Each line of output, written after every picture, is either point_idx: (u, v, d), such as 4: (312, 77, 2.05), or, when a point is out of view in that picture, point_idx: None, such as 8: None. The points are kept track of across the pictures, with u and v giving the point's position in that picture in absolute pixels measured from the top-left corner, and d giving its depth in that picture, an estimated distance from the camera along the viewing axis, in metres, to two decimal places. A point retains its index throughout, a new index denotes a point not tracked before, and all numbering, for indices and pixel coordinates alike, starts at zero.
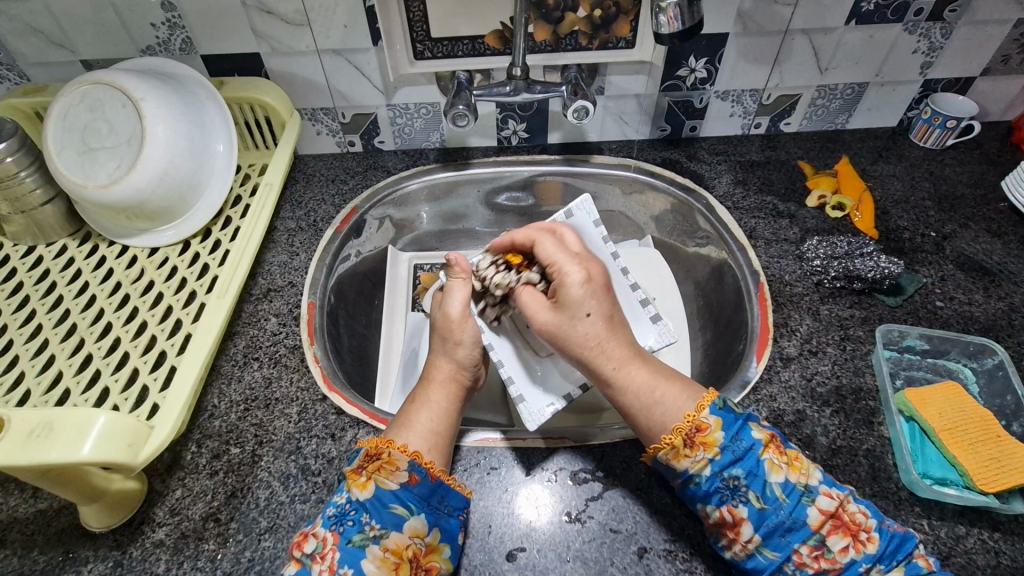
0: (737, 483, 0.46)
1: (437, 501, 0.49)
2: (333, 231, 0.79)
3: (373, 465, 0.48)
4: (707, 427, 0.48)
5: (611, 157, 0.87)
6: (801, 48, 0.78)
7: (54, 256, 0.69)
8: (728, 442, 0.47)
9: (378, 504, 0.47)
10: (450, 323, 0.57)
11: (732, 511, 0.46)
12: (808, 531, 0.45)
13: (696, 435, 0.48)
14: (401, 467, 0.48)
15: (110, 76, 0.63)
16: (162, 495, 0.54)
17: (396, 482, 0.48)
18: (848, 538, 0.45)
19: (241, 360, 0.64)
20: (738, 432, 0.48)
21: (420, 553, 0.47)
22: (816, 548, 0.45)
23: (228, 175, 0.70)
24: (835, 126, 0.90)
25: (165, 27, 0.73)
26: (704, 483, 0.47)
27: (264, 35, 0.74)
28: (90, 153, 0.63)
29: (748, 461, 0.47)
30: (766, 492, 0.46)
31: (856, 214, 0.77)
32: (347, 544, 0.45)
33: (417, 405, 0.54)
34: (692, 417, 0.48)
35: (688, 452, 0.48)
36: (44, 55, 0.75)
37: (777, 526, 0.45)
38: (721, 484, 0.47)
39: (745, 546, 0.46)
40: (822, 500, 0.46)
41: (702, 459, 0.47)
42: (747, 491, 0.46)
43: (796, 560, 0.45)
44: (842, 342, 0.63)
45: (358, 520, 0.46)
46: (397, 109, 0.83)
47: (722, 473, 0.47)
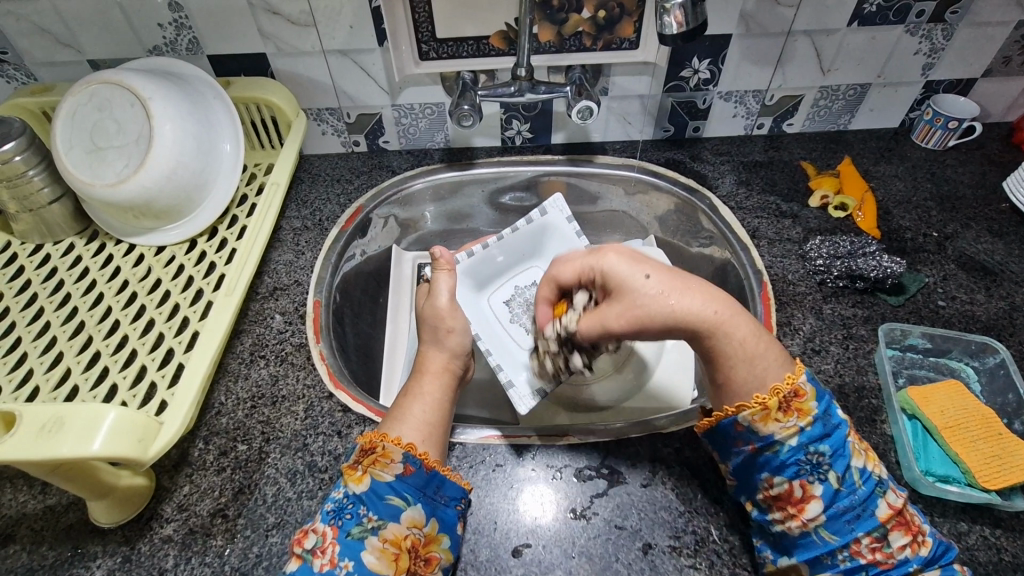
0: (821, 459, 0.46)
1: (434, 492, 0.50)
2: (338, 230, 0.79)
3: (368, 459, 0.49)
4: (805, 394, 0.47)
5: (614, 157, 0.88)
6: (803, 49, 0.79)
7: (61, 254, 0.70)
8: (821, 415, 0.47)
9: (374, 496, 0.48)
10: (441, 313, 0.62)
11: (805, 486, 0.46)
12: (874, 522, 0.46)
13: (793, 400, 0.47)
14: (395, 460, 0.49)
15: (118, 76, 0.64)
16: (170, 491, 0.55)
17: (392, 474, 0.49)
18: (908, 537, 0.46)
19: (247, 358, 0.65)
20: (828, 408, 0.48)
21: (419, 544, 0.47)
22: (877, 540, 0.45)
23: (235, 174, 0.71)
24: (837, 127, 0.90)
25: (172, 27, 0.74)
26: (781, 452, 0.47)
27: (270, 35, 0.75)
28: (99, 152, 0.63)
29: (835, 440, 0.47)
30: (847, 474, 0.46)
31: (858, 214, 0.77)
32: (346, 536, 0.46)
33: (410, 399, 0.55)
34: (790, 379, 0.47)
35: (779, 417, 0.47)
36: (52, 55, 0.76)
37: (846, 510, 0.46)
38: (804, 458, 0.46)
39: (806, 523, 0.46)
40: (892, 496, 0.47)
41: (793, 426, 0.46)
42: (828, 469, 0.46)
43: (851, 550, 0.45)
44: (845, 341, 0.64)
45: (355, 513, 0.47)
46: (401, 109, 0.84)
47: (807, 446, 0.46)
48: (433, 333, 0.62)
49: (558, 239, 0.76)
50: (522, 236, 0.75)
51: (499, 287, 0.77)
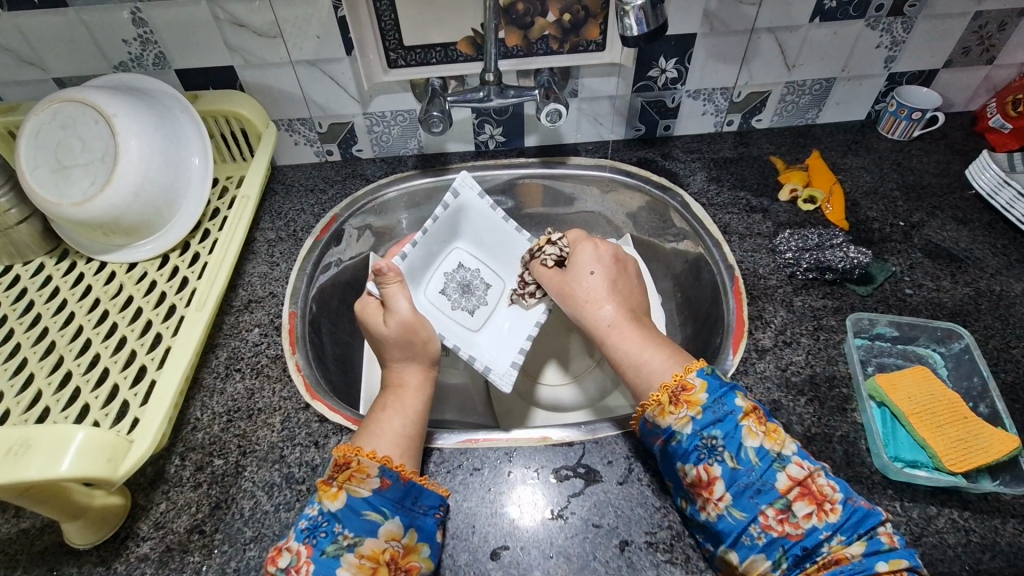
0: (715, 443, 0.48)
1: (412, 502, 0.50)
2: (313, 240, 0.79)
3: (343, 475, 0.49)
4: (692, 387, 0.51)
5: (587, 158, 0.89)
6: (767, 46, 0.80)
7: (30, 275, 0.69)
8: (710, 404, 0.50)
9: (350, 512, 0.48)
10: (411, 325, 0.61)
11: (708, 470, 0.48)
12: (775, 494, 0.46)
13: (681, 394, 0.51)
14: (371, 474, 0.49)
15: (80, 93, 0.63)
16: (145, 510, 0.54)
17: (368, 488, 0.49)
18: (813, 506, 0.46)
19: (222, 372, 0.64)
20: (723, 398, 0.50)
21: (398, 555, 0.48)
22: (782, 511, 0.46)
23: (204, 188, 0.70)
24: (805, 121, 0.92)
25: (137, 43, 0.74)
26: (689, 437, 0.49)
27: (236, 48, 0.75)
28: (65, 170, 0.63)
29: (727, 425, 0.49)
30: (741, 454, 0.48)
31: (827, 206, 0.78)
32: (320, 555, 0.46)
33: (387, 410, 0.56)
34: (678, 377, 0.52)
35: (673, 410, 0.50)
36: (16, 74, 0.76)
37: (747, 486, 0.47)
38: (701, 443, 0.49)
39: (718, 504, 0.47)
40: (792, 467, 0.47)
41: (685, 417, 0.50)
42: (723, 451, 0.48)
43: (761, 523, 0.46)
44: (815, 332, 0.65)
45: (330, 530, 0.47)
46: (373, 117, 0.85)
47: (702, 433, 0.49)
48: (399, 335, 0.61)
49: (474, 217, 0.76)
50: (442, 225, 0.74)
51: (430, 278, 0.76)
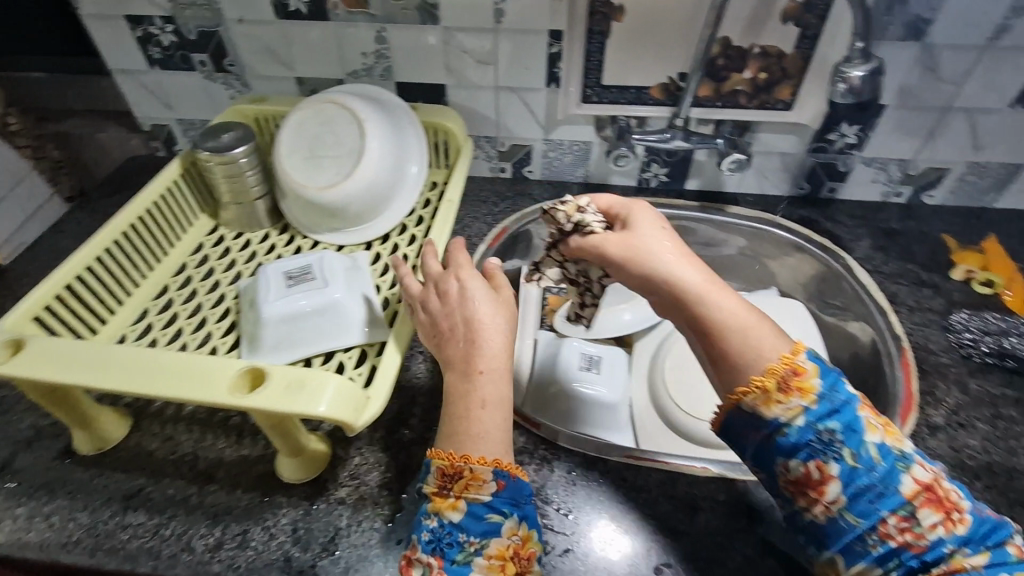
0: (832, 436, 0.46)
1: (517, 495, 0.50)
2: (485, 247, 0.87)
3: (460, 485, 0.49)
4: (805, 371, 0.47)
5: (746, 208, 0.92)
6: (958, 124, 0.81)
7: (259, 241, 0.81)
8: (824, 391, 0.47)
9: (472, 518, 0.49)
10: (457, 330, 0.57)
11: (822, 469, 0.46)
12: (901, 502, 0.45)
13: (793, 378, 0.47)
14: (486, 480, 0.49)
15: (341, 98, 0.73)
16: (344, 460, 0.62)
17: (485, 493, 0.49)
18: (940, 514, 0.45)
19: (408, 352, 0.72)
20: (833, 384, 0.48)
21: (519, 546, 0.49)
22: (905, 521, 0.44)
23: (415, 191, 0.79)
24: (980, 203, 0.91)
25: (373, 56, 0.86)
26: (906, 457, 0.46)
27: (454, 70, 0.86)
28: (315, 159, 0.73)
29: (845, 413, 0.47)
30: (861, 449, 0.46)
31: (1006, 292, 0.76)
32: (451, 564, 0.48)
33: (485, 408, 0.52)
34: (788, 359, 0.48)
35: (780, 398, 0.47)
36: (269, 71, 0.91)
37: (868, 488, 0.45)
38: (814, 436, 0.46)
39: (886, 530, 0.44)
40: (916, 468, 0.46)
41: (799, 407, 0.47)
42: (841, 446, 0.46)
43: (881, 532, 0.44)
44: (993, 419, 0.63)
45: (455, 541, 0.48)
46: (552, 144, 0.93)
47: (816, 423, 0.46)
48: (490, 328, 0.56)
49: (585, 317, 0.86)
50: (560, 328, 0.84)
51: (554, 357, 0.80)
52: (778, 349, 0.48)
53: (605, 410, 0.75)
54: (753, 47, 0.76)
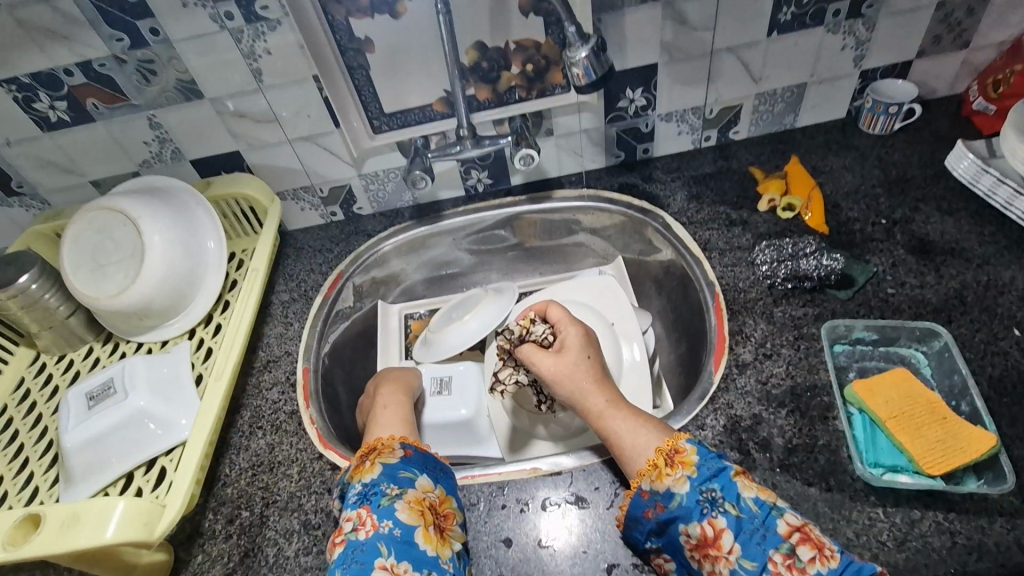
0: (715, 495, 0.49)
1: (432, 465, 0.57)
2: (322, 299, 0.87)
3: (373, 454, 0.57)
4: (684, 448, 0.51)
5: (570, 190, 0.93)
6: (730, 65, 0.83)
7: (83, 358, 0.79)
8: (703, 460, 0.50)
9: (389, 474, 0.54)
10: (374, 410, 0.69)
11: (713, 525, 0.47)
12: (778, 539, 0.46)
13: (676, 455, 0.51)
14: (394, 448, 0.57)
15: (111, 201, 0.73)
16: (186, 562, 0.61)
17: (394, 456, 0.56)
18: (816, 550, 0.45)
19: (247, 430, 0.71)
20: (712, 454, 0.51)
21: (436, 503, 0.54)
22: (788, 556, 0.45)
23: (221, 267, 0.78)
24: (784, 127, 0.93)
25: (155, 142, 0.84)
26: (777, 505, 0.48)
27: (240, 135, 0.85)
28: (101, 269, 0.72)
29: (723, 477, 0.49)
30: (741, 503, 0.48)
31: (806, 213, 0.79)
32: (378, 506, 0.51)
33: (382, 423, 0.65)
34: (667, 448, 0.52)
35: (669, 471, 0.51)
36: (60, 182, 0.88)
37: (752, 534, 0.46)
38: (701, 498, 0.49)
39: (728, 559, 0.46)
40: (790, 515, 0.47)
41: (682, 476, 0.50)
42: (724, 503, 0.48)
43: (772, 572, 0.45)
44: (796, 341, 0.66)
45: (377, 490, 0.53)
46: (368, 177, 0.92)
47: (701, 487, 0.49)
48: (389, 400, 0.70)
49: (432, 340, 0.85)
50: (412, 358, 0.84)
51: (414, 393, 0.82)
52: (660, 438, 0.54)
53: (457, 429, 0.78)
54: (508, 44, 0.77)
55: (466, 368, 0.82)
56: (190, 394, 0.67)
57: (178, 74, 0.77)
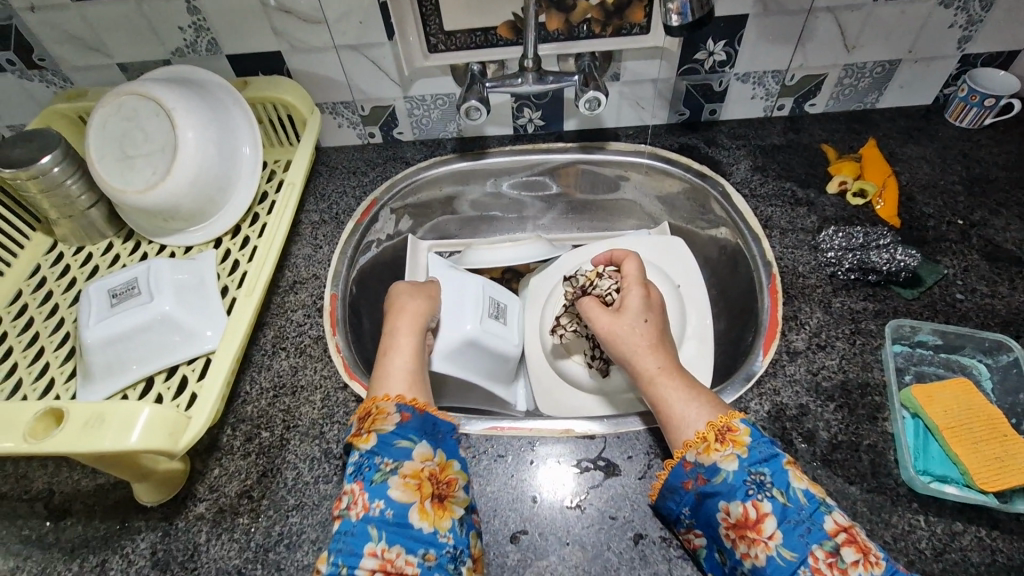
0: (763, 478, 0.47)
1: (432, 428, 0.54)
2: (354, 224, 0.82)
3: (367, 420, 0.53)
4: (738, 427, 0.49)
5: (626, 143, 0.87)
6: (826, 28, 0.76)
7: (102, 252, 0.75)
8: (756, 442, 0.48)
9: (385, 443, 0.51)
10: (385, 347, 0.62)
11: (757, 507, 0.46)
12: (824, 536, 0.44)
13: (727, 432, 0.49)
14: (390, 411, 0.53)
15: (143, 87, 0.67)
16: (202, 474, 0.59)
17: (390, 423, 0.52)
18: (860, 554, 0.43)
19: (270, 350, 0.69)
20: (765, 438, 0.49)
21: (436, 471, 0.52)
22: (830, 554, 0.43)
23: (255, 176, 0.74)
24: (864, 105, 0.87)
25: (191, 29, 0.77)
26: (827, 502, 0.46)
27: (283, 33, 0.78)
28: (128, 160, 0.67)
29: (775, 463, 0.47)
30: (790, 491, 0.46)
31: (878, 201, 0.75)
32: (370, 482, 0.49)
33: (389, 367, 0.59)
34: (722, 420, 0.50)
35: (717, 447, 0.49)
36: (85, 60, 0.82)
37: (796, 524, 0.45)
38: (748, 480, 0.47)
39: (767, 544, 0.45)
40: (838, 513, 0.45)
41: (731, 455, 0.48)
42: (772, 489, 0.46)
43: (811, 566, 0.43)
44: (852, 336, 0.63)
45: (372, 463, 0.50)
46: (413, 101, 0.86)
47: (749, 468, 0.47)
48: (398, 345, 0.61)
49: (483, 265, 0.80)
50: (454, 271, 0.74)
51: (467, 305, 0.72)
52: (715, 412, 0.52)
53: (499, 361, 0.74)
54: None
55: (517, 301, 0.79)
56: (216, 306, 0.64)
57: None
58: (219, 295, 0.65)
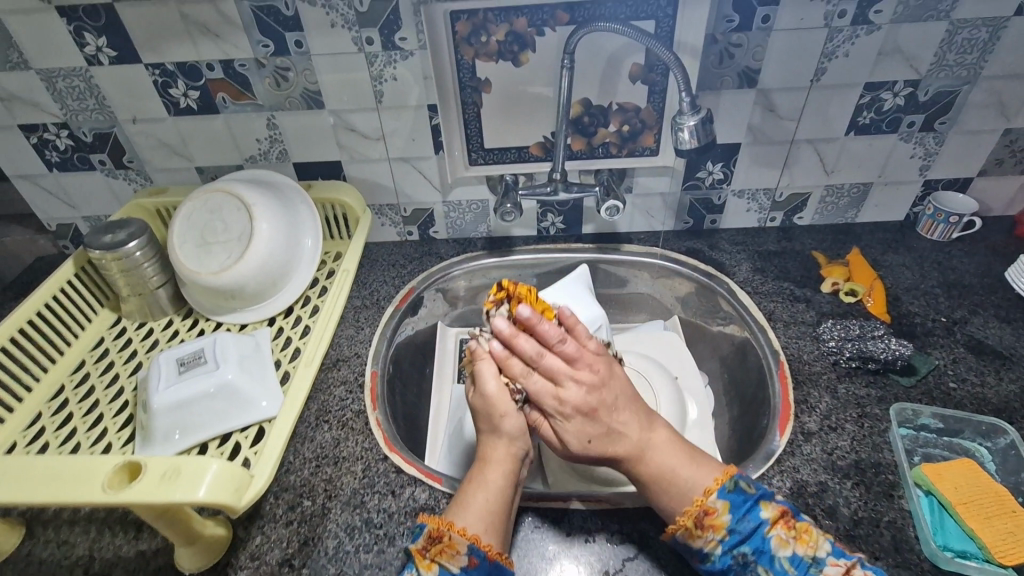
0: (746, 558, 0.53)
1: None
2: (393, 309, 0.90)
3: (436, 549, 0.53)
4: (715, 511, 0.54)
5: (639, 246, 0.98)
6: (807, 155, 0.90)
7: (162, 328, 0.82)
8: (734, 523, 0.53)
9: None
10: (492, 402, 0.61)
11: None
12: None
13: (705, 518, 0.54)
14: (461, 551, 0.53)
15: (229, 186, 0.78)
16: (244, 541, 0.61)
17: (457, 565, 0.52)
18: None
19: (313, 422, 0.72)
20: (744, 513, 0.54)
21: None
22: None
23: (312, 264, 0.82)
24: (845, 220, 0.99)
25: (267, 141, 0.91)
26: (817, 560, 0.51)
27: (346, 146, 0.91)
28: (207, 246, 0.76)
29: (754, 540, 0.53)
30: (775, 565, 0.52)
31: (868, 300, 0.83)
32: None
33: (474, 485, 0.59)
34: (699, 502, 0.54)
35: (699, 533, 0.54)
36: (168, 163, 0.94)
37: None
38: (733, 561, 0.53)
39: None
40: (830, 569, 0.51)
41: (712, 540, 0.53)
42: (756, 566, 0.52)
43: None
44: (860, 419, 0.68)
45: None
46: (451, 205, 0.98)
47: (732, 551, 0.53)
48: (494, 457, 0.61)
49: None
50: None
51: None
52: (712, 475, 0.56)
53: None
54: (610, 104, 0.84)
55: None
56: (272, 378, 0.69)
57: (307, 85, 0.84)
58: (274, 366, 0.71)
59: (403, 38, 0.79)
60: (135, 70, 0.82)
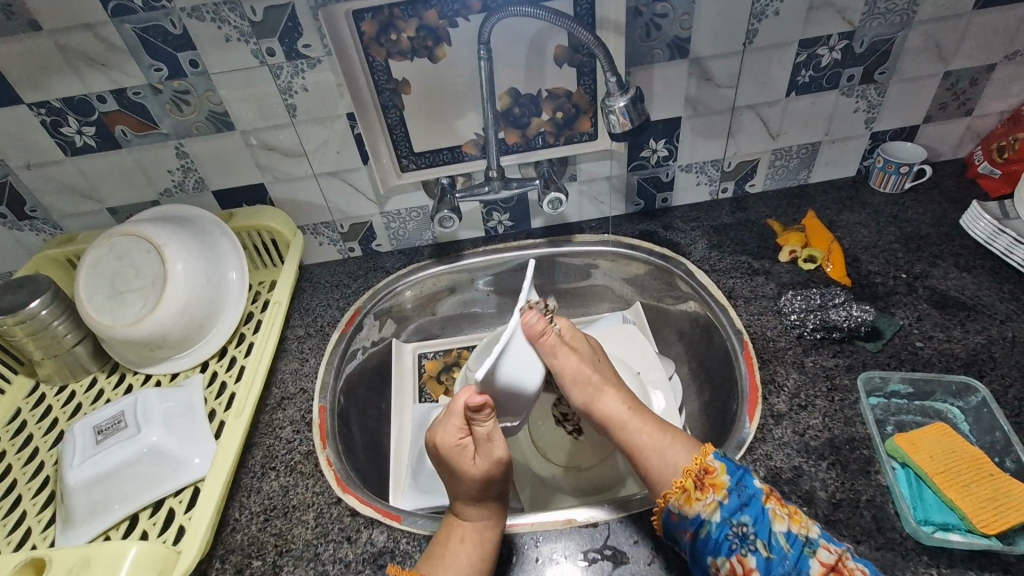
0: (745, 530, 0.52)
1: None
2: (338, 334, 0.85)
3: None
4: (714, 469, 0.54)
5: (591, 235, 0.94)
6: (750, 121, 0.86)
7: (85, 389, 0.75)
8: (734, 486, 0.53)
9: None
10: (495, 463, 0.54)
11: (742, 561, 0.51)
12: None
13: (705, 477, 0.54)
14: None
15: (136, 228, 0.72)
16: None
17: None
18: None
19: (259, 472, 0.67)
20: (743, 479, 0.54)
21: None
22: None
23: (241, 299, 0.76)
24: (798, 182, 0.96)
25: (180, 171, 0.84)
26: (811, 542, 0.50)
27: (266, 167, 0.84)
28: (119, 295, 0.70)
29: (753, 508, 0.52)
30: (772, 540, 0.51)
31: (827, 264, 0.81)
32: None
33: (463, 543, 0.54)
34: (699, 460, 0.55)
35: (699, 495, 0.54)
36: (76, 207, 0.87)
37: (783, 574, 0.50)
38: (731, 532, 0.52)
39: None
40: (823, 552, 0.50)
41: (712, 502, 0.53)
42: (755, 538, 0.51)
43: None
44: (830, 393, 0.65)
45: None
46: (390, 215, 0.92)
47: (731, 519, 0.52)
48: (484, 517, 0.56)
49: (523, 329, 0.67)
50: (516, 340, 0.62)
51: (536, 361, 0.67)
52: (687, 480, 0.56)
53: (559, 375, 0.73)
54: (540, 91, 0.79)
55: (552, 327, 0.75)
56: (205, 432, 0.64)
57: (211, 106, 0.77)
58: (207, 419, 0.66)
59: (307, 45, 0.72)
60: (17, 112, 0.75)
